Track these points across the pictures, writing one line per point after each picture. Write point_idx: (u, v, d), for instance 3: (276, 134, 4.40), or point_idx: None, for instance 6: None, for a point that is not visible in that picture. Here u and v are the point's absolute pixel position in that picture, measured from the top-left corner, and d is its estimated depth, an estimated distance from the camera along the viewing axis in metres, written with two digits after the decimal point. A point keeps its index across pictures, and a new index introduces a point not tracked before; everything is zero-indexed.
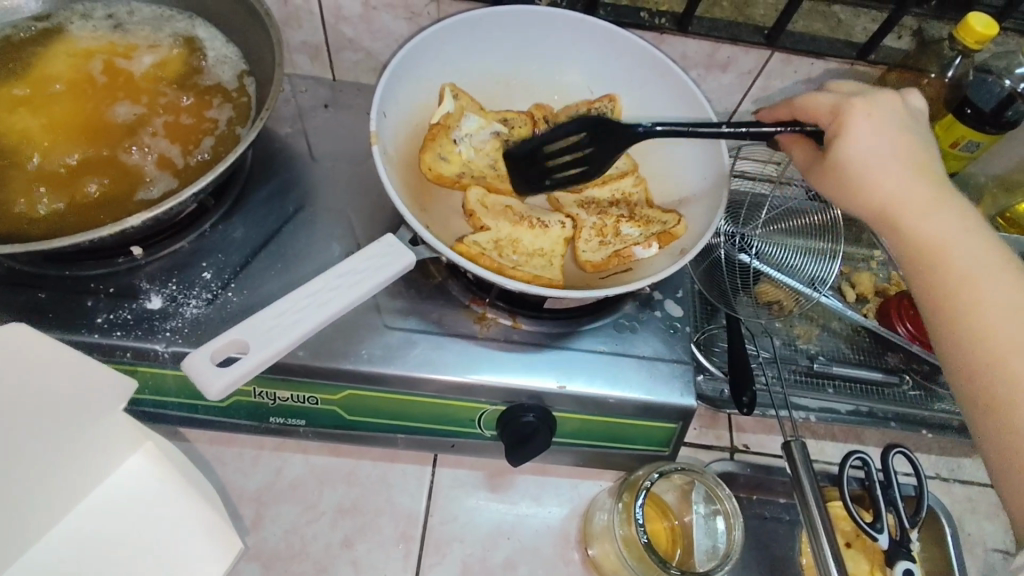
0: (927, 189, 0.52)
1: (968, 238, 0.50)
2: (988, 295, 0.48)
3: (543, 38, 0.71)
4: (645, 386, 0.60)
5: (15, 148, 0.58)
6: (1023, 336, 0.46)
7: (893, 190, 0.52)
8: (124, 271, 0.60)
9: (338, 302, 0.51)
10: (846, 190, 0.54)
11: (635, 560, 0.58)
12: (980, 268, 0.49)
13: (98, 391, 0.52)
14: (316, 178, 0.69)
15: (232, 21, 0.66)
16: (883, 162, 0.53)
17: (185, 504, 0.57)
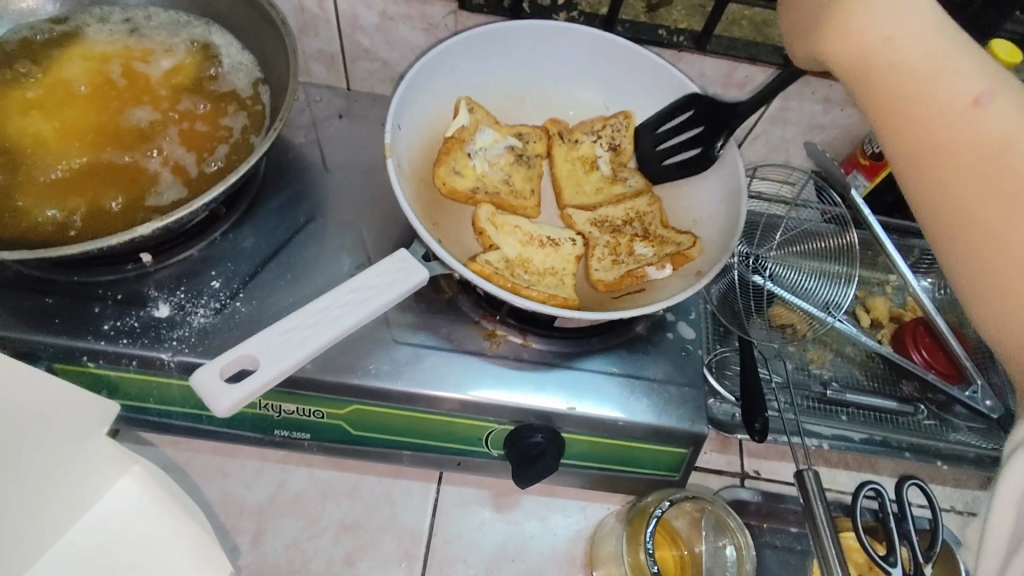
0: (896, 13, 0.42)
1: (942, 55, 0.40)
2: (943, 137, 0.39)
3: (560, 53, 0.70)
4: (657, 409, 0.59)
5: (28, 152, 0.58)
6: (995, 174, 0.36)
7: (842, 25, 0.43)
8: (133, 277, 0.60)
9: (349, 318, 0.50)
10: (841, 14, 0.43)
11: None
12: (958, 91, 0.39)
13: (84, 413, 0.52)
14: (328, 188, 0.69)
15: (248, 29, 0.66)
16: (816, 13, 0.46)
17: (175, 525, 0.57)
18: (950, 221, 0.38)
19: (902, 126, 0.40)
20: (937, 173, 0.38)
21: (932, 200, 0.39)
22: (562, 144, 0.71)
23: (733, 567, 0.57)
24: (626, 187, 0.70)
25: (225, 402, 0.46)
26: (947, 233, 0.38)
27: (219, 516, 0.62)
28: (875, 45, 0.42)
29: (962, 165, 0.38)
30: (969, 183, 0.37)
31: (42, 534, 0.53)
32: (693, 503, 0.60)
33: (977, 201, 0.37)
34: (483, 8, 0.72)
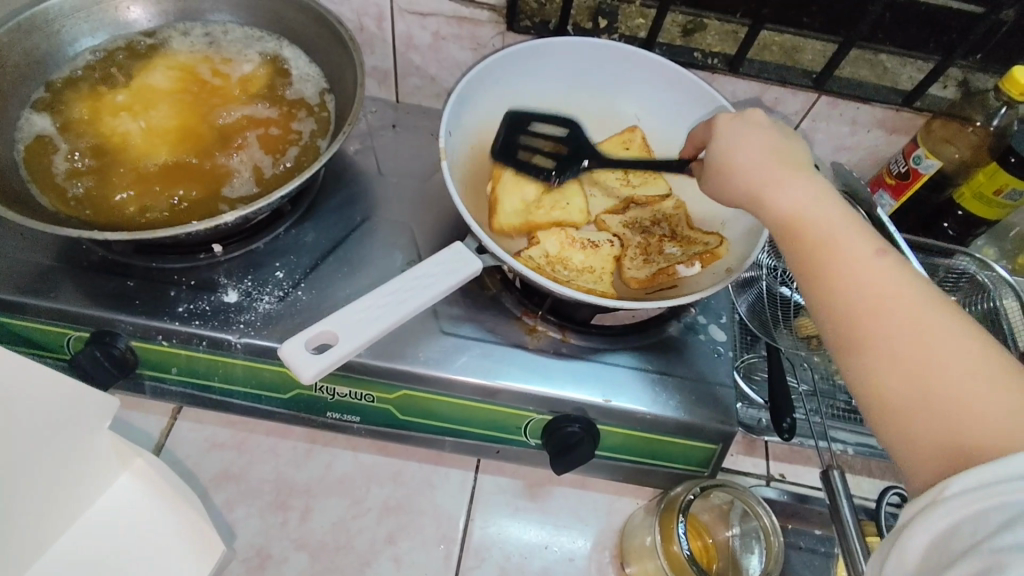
0: (788, 184, 0.49)
1: (815, 199, 0.48)
2: (869, 280, 0.43)
3: (597, 70, 0.74)
4: (688, 406, 0.62)
5: (119, 150, 0.64)
6: (889, 325, 0.41)
7: (769, 185, 0.50)
8: (204, 266, 0.65)
9: (413, 302, 0.55)
10: (721, 184, 0.53)
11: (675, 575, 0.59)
12: (848, 238, 0.45)
13: (88, 412, 0.57)
14: (381, 191, 0.74)
15: (317, 45, 0.72)
16: (733, 163, 0.53)
17: (174, 516, 0.61)
18: (901, 367, 0.40)
19: (818, 271, 0.45)
20: (878, 316, 0.42)
21: (851, 344, 0.43)
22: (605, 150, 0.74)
23: (761, 556, 0.60)
24: (658, 189, 0.73)
25: (310, 371, 0.52)
26: (867, 381, 0.42)
27: (270, 493, 0.66)
28: (781, 203, 0.49)
29: (893, 312, 0.42)
30: (887, 336, 0.41)
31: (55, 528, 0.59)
32: (722, 494, 0.62)
33: (913, 344, 0.40)
34: (530, 30, 0.77)
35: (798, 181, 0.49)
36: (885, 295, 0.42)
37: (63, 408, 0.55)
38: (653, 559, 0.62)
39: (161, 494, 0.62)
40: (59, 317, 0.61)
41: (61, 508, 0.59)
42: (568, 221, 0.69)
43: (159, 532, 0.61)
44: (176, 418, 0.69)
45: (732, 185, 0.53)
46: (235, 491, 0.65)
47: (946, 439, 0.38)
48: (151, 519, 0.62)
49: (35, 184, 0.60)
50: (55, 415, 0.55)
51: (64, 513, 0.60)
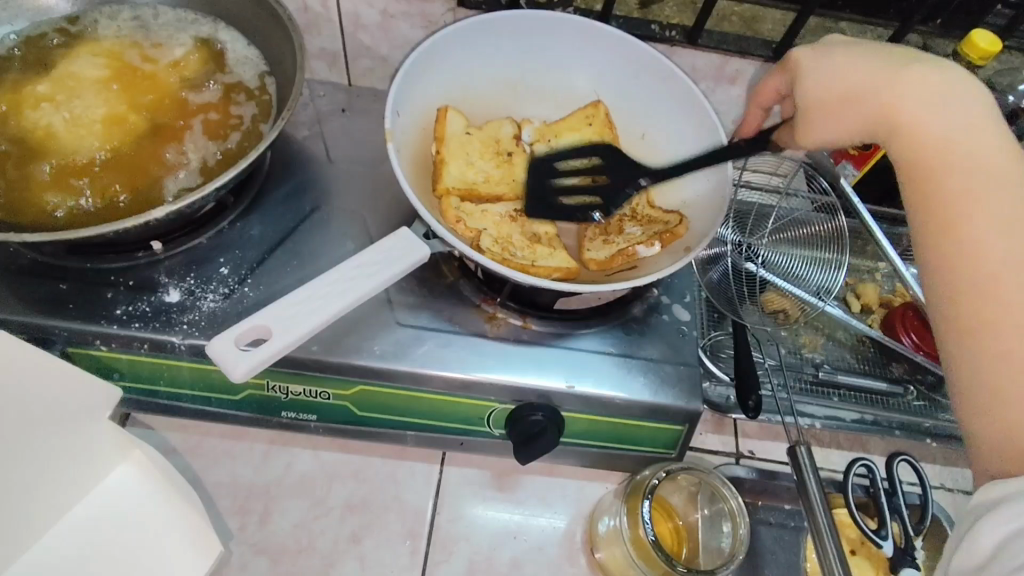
0: (922, 84, 0.49)
1: (973, 117, 0.47)
2: (990, 201, 0.44)
3: (550, 44, 0.71)
4: (652, 388, 0.61)
5: (42, 143, 0.60)
6: (998, 234, 0.43)
7: (895, 101, 0.50)
8: (144, 264, 0.61)
9: (351, 293, 0.54)
10: (846, 113, 0.53)
11: (643, 559, 0.58)
12: (1000, 156, 0.45)
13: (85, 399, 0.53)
14: (331, 178, 0.71)
15: (255, 26, 0.68)
16: (857, 93, 0.52)
17: (171, 514, 0.57)
18: (995, 278, 0.42)
19: (927, 199, 0.46)
20: (980, 249, 0.43)
21: (959, 259, 0.43)
22: (556, 136, 0.72)
23: (730, 536, 0.60)
24: None
25: (241, 368, 0.50)
26: (955, 339, 0.43)
27: (227, 497, 0.63)
28: (934, 126, 0.48)
29: (999, 274, 0.42)
30: (1000, 244, 0.42)
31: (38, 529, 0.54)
32: (689, 476, 0.62)
33: (1002, 292, 0.41)
34: (481, 6, 0.75)
35: (965, 89, 0.49)
36: (971, 221, 0.44)
37: (56, 394, 0.51)
38: (621, 545, 0.61)
39: (156, 487, 0.58)
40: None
41: (43, 507, 0.54)
42: (514, 196, 0.68)
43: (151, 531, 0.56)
44: (125, 424, 0.66)
45: (860, 109, 0.52)
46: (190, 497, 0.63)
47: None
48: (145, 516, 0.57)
49: None
50: (39, 402, 0.50)
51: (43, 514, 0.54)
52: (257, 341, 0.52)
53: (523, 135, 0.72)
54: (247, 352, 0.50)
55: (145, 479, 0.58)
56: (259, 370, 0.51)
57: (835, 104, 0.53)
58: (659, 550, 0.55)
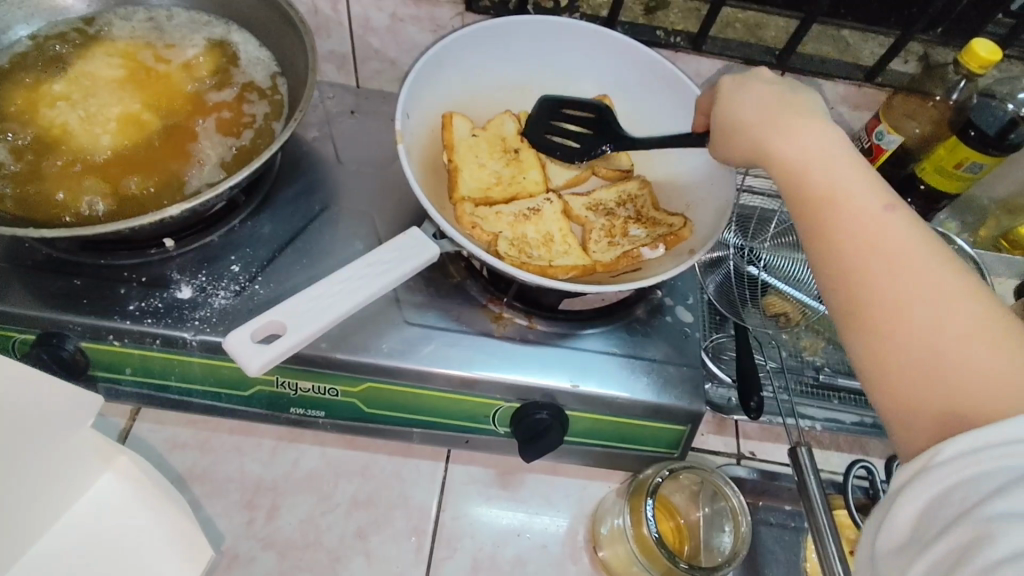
0: (790, 126, 0.48)
1: (828, 150, 0.46)
2: (865, 243, 0.42)
3: (557, 49, 0.72)
4: (656, 389, 0.62)
5: (57, 141, 0.61)
6: (891, 282, 0.40)
7: (766, 135, 0.49)
8: (156, 261, 0.62)
9: (363, 290, 0.55)
10: (735, 147, 0.52)
11: (645, 556, 0.59)
12: (857, 194, 0.44)
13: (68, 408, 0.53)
14: (340, 179, 0.72)
15: (266, 29, 0.69)
16: (745, 125, 0.51)
17: (160, 524, 0.58)
18: (892, 330, 0.39)
19: (818, 245, 0.44)
20: (877, 298, 0.40)
21: (857, 312, 0.41)
22: None
23: (731, 535, 0.60)
24: (619, 169, 0.72)
25: (257, 362, 0.51)
26: (863, 356, 0.41)
27: (235, 492, 0.64)
28: (795, 158, 0.47)
29: (895, 279, 0.40)
30: (897, 296, 0.40)
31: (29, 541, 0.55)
32: (691, 474, 0.62)
33: (899, 298, 0.40)
34: (489, 10, 0.76)
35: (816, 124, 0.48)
36: (863, 267, 0.41)
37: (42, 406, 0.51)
38: (625, 543, 0.62)
39: (144, 497, 0.58)
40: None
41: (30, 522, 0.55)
42: (524, 194, 0.69)
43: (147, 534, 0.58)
44: (135, 420, 0.66)
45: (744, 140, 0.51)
46: (199, 492, 0.63)
47: (950, 403, 0.37)
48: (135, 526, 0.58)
49: None
50: (29, 413, 0.50)
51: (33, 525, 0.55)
52: (271, 337, 0.53)
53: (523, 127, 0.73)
54: (262, 347, 0.51)
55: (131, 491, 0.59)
56: (274, 365, 0.52)
57: (723, 134, 0.53)
58: (664, 549, 0.56)
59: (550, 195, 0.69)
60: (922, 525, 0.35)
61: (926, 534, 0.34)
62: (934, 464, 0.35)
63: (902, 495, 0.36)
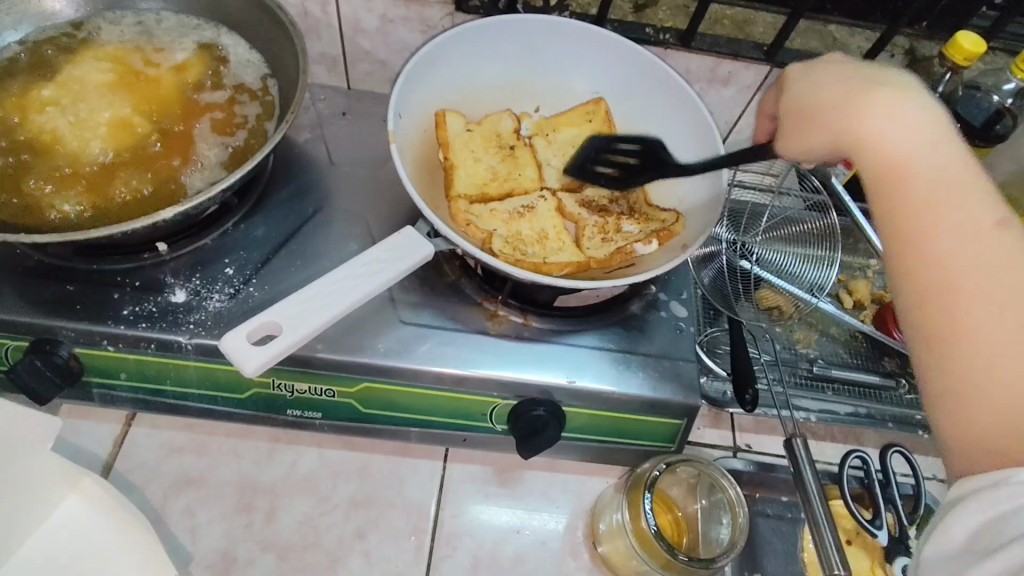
0: (886, 113, 0.46)
1: (931, 141, 0.44)
2: (960, 255, 0.41)
3: (548, 47, 0.73)
4: (651, 383, 0.62)
5: (47, 146, 0.60)
6: (982, 300, 0.40)
7: (858, 118, 0.47)
8: (150, 265, 0.62)
9: (357, 291, 0.55)
10: (815, 130, 0.50)
11: (644, 550, 0.59)
12: (960, 201, 0.42)
13: (22, 432, 0.52)
14: (333, 180, 0.72)
15: (256, 32, 0.69)
16: (833, 104, 0.49)
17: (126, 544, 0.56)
18: (973, 349, 0.39)
19: (905, 248, 0.43)
20: (966, 314, 0.40)
21: (941, 325, 0.41)
22: (554, 136, 0.74)
23: (728, 525, 0.61)
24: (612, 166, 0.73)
25: (253, 363, 0.51)
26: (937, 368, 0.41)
27: (232, 496, 0.63)
28: (895, 146, 0.45)
29: (984, 296, 0.40)
30: (985, 314, 0.40)
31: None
32: (688, 467, 0.63)
33: (983, 319, 0.40)
34: (479, 9, 0.76)
35: (913, 111, 0.46)
36: (956, 281, 0.41)
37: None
38: (624, 538, 0.62)
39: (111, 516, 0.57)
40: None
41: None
42: (519, 192, 0.69)
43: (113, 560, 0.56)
44: (131, 425, 0.66)
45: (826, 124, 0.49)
46: (196, 496, 0.63)
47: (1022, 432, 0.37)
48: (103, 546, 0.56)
49: None
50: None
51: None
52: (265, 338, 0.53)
53: (521, 127, 0.74)
54: (257, 348, 0.51)
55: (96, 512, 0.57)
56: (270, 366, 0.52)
57: (803, 115, 0.51)
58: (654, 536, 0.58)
59: (544, 193, 0.69)
60: (986, 534, 0.35)
61: (985, 546, 0.35)
62: (1009, 482, 0.35)
63: (961, 506, 0.37)
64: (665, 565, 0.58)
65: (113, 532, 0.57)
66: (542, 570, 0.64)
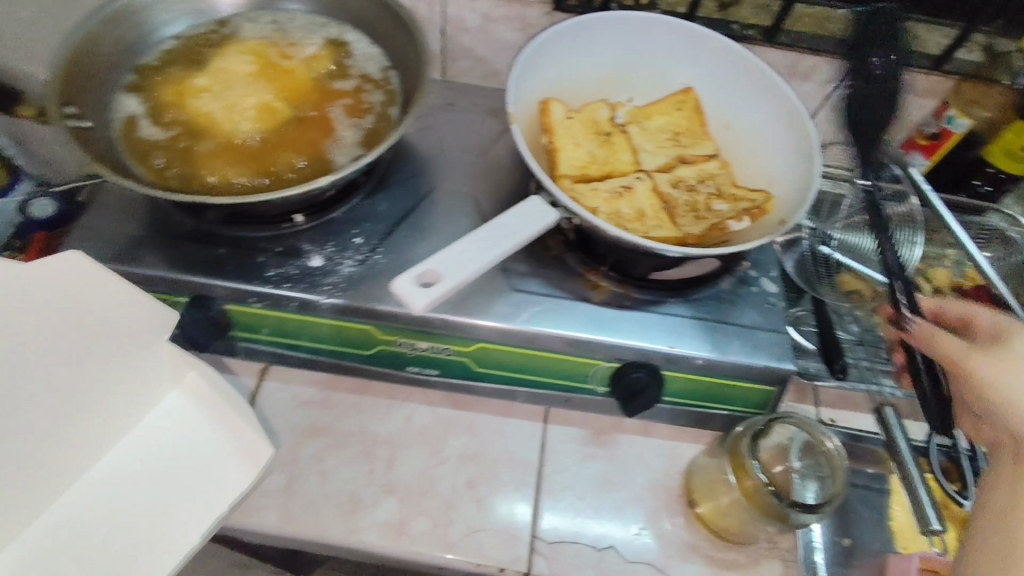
0: None
1: None
2: None
3: (642, 42, 0.78)
4: (746, 351, 0.66)
5: (203, 126, 0.67)
6: None
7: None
8: (288, 234, 0.69)
9: (500, 246, 0.59)
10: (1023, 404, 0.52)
11: (754, 505, 0.63)
12: None
13: (143, 330, 0.62)
14: (442, 163, 0.78)
15: (379, 28, 0.76)
16: None
17: (217, 436, 0.66)
18: None
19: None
20: None
21: None
22: (647, 123, 0.78)
23: (830, 479, 0.63)
24: (702, 152, 0.77)
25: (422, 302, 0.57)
26: None
27: (356, 444, 0.70)
28: None
29: None
30: None
31: (84, 453, 0.63)
32: (782, 425, 0.66)
33: None
34: (576, 9, 0.83)
35: None
36: None
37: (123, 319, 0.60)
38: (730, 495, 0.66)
39: (209, 411, 0.67)
40: (147, 282, 0.66)
41: (95, 434, 0.64)
42: (616, 173, 0.74)
43: (199, 452, 0.65)
44: (265, 379, 0.73)
45: None
46: (324, 443, 0.70)
47: None
48: (198, 436, 0.66)
49: (132, 161, 0.64)
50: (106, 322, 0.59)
51: (86, 437, 0.63)
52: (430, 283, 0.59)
53: (617, 116, 0.78)
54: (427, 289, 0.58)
55: (197, 406, 0.67)
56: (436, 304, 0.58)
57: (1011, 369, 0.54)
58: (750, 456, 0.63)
59: (640, 174, 0.73)
60: None
61: None
62: None
63: None
64: (775, 516, 0.61)
65: (205, 426, 0.66)
66: (639, 523, 0.69)
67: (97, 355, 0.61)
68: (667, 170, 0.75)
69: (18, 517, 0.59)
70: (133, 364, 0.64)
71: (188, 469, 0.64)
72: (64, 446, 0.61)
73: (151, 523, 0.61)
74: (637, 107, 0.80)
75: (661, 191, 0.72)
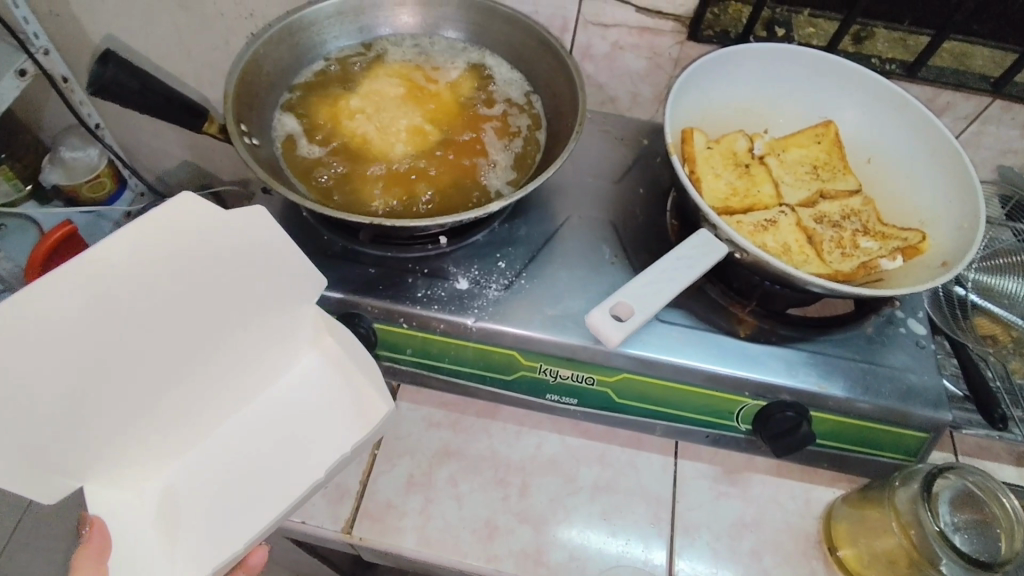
0: None
1: None
2: None
3: (781, 75, 0.78)
4: (901, 395, 0.64)
5: (360, 149, 0.69)
6: None
7: None
8: (433, 256, 0.70)
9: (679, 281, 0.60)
10: None
11: (915, 551, 0.59)
12: None
13: (293, 288, 0.62)
14: (575, 188, 0.78)
15: (522, 53, 0.75)
16: None
17: (349, 398, 0.65)
18: None
19: None
20: None
21: None
22: (785, 155, 0.77)
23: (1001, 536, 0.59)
24: (845, 186, 0.75)
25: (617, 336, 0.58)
26: None
27: (489, 469, 0.70)
28: None
29: None
30: None
31: (233, 397, 0.66)
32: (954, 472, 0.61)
33: None
34: (712, 39, 0.82)
35: None
36: None
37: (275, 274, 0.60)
38: (887, 539, 0.63)
39: (343, 374, 0.66)
40: None
41: (243, 377, 0.65)
42: (760, 206, 0.72)
43: (329, 418, 0.65)
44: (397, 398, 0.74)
45: None
46: (457, 466, 0.70)
47: None
48: (332, 395, 0.66)
49: (297, 181, 0.66)
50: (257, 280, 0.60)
51: (236, 382, 0.65)
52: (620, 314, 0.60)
53: (755, 147, 0.77)
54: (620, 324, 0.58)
55: (332, 370, 0.67)
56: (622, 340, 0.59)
57: None
58: (928, 508, 0.58)
59: (784, 207, 0.72)
60: None
61: None
62: None
63: None
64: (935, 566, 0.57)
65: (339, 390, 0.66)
66: (779, 567, 0.66)
67: (266, 304, 0.63)
68: (809, 204, 0.74)
69: (173, 442, 0.63)
70: (300, 316, 0.65)
71: (330, 425, 0.65)
72: (207, 394, 0.64)
73: (291, 465, 0.63)
74: (773, 139, 0.79)
75: (806, 226, 0.71)
